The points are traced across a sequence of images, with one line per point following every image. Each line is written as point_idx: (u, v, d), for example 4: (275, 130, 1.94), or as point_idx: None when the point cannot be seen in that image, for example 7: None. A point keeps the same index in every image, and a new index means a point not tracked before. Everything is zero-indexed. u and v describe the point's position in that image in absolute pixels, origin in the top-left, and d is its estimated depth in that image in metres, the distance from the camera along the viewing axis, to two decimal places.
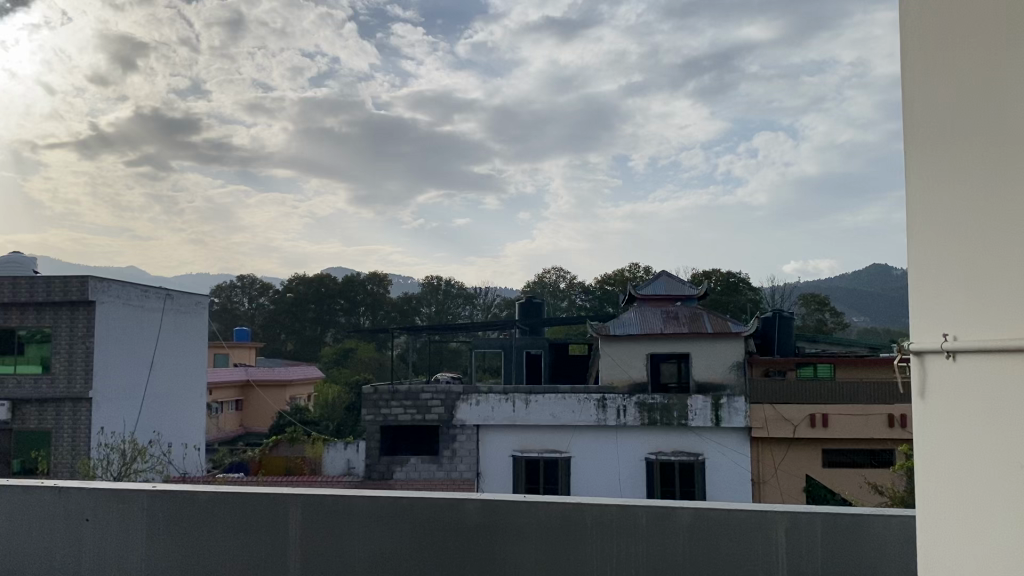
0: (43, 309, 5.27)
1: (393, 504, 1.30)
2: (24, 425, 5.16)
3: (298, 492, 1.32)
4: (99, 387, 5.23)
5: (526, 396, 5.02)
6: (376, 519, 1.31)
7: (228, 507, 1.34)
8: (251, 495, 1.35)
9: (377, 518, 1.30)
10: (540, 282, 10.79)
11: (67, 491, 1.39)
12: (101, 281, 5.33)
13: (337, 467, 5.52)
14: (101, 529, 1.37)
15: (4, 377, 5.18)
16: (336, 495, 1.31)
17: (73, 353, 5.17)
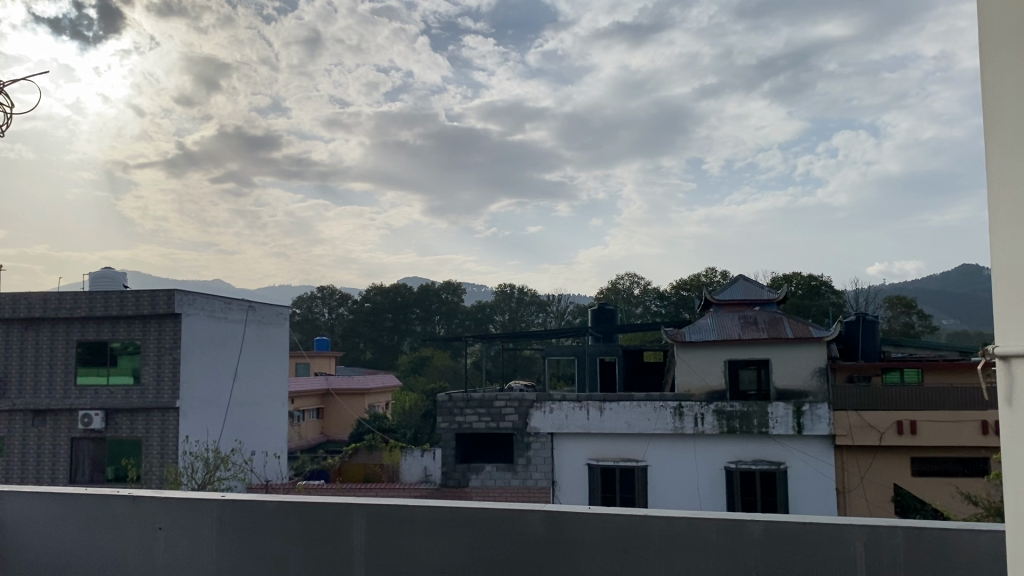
0: (133, 322, 5.48)
1: (458, 513, 1.27)
2: (117, 433, 5.37)
3: (364, 501, 1.31)
4: (185, 397, 5.41)
5: (600, 403, 4.98)
6: (439, 529, 1.28)
7: (293, 514, 1.33)
8: (316, 502, 1.33)
9: (442, 528, 1.27)
10: (615, 288, 10.72)
11: (138, 498, 1.40)
12: (186, 294, 5.52)
13: (414, 474, 5.58)
14: (173, 537, 1.37)
15: (98, 387, 5.43)
16: (401, 503, 1.29)
17: (161, 364, 5.36)
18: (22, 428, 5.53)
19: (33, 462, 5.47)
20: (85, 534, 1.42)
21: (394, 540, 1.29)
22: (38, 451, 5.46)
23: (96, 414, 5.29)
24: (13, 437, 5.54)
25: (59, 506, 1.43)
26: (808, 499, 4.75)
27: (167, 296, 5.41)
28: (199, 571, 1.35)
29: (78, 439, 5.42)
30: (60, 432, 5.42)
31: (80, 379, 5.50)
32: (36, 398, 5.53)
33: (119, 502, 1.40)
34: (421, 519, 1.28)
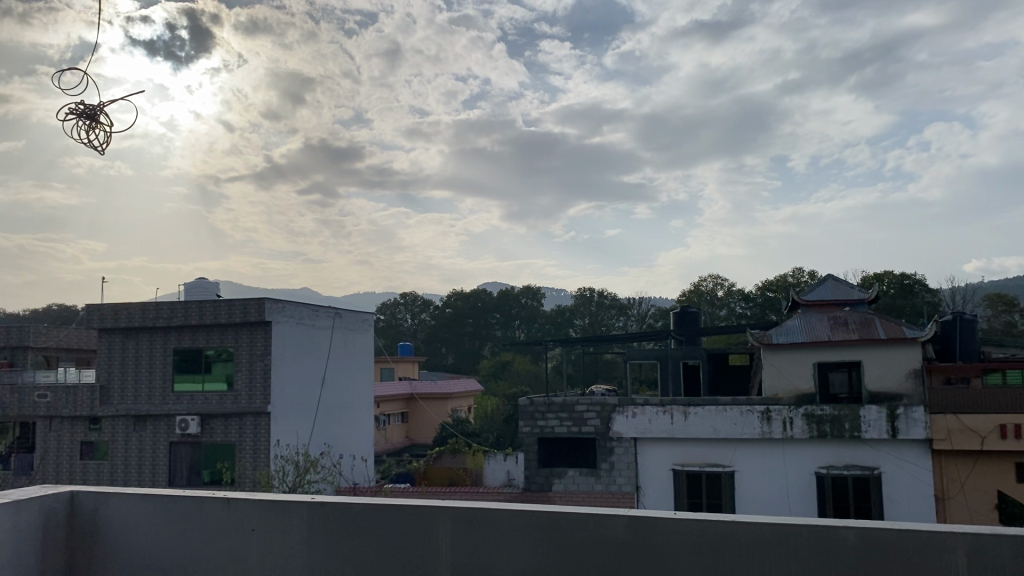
0: (227, 330, 5.68)
1: (540, 517, 1.27)
2: (212, 438, 5.58)
3: (449, 505, 1.32)
4: (276, 402, 5.58)
5: (684, 408, 4.90)
6: (523, 533, 1.28)
7: (380, 516, 1.35)
8: (405, 504, 1.35)
9: (525, 531, 1.28)
10: (698, 291, 10.53)
11: (234, 500, 1.44)
12: (276, 303, 5.70)
13: (497, 478, 5.60)
14: (266, 537, 1.41)
15: (194, 393, 5.66)
16: (485, 507, 1.30)
17: (253, 370, 5.55)
18: (124, 432, 5.76)
19: (134, 465, 5.71)
20: (184, 535, 1.47)
21: (480, 543, 1.30)
22: (139, 455, 5.70)
23: (193, 419, 5.52)
24: (115, 442, 5.78)
25: (160, 508, 1.49)
26: (904, 506, 4.57)
27: (258, 304, 5.60)
28: (293, 570, 1.39)
29: (176, 444, 5.64)
30: (160, 436, 5.63)
31: (177, 386, 5.73)
32: (136, 404, 5.76)
33: (214, 505, 1.46)
34: (505, 522, 1.29)
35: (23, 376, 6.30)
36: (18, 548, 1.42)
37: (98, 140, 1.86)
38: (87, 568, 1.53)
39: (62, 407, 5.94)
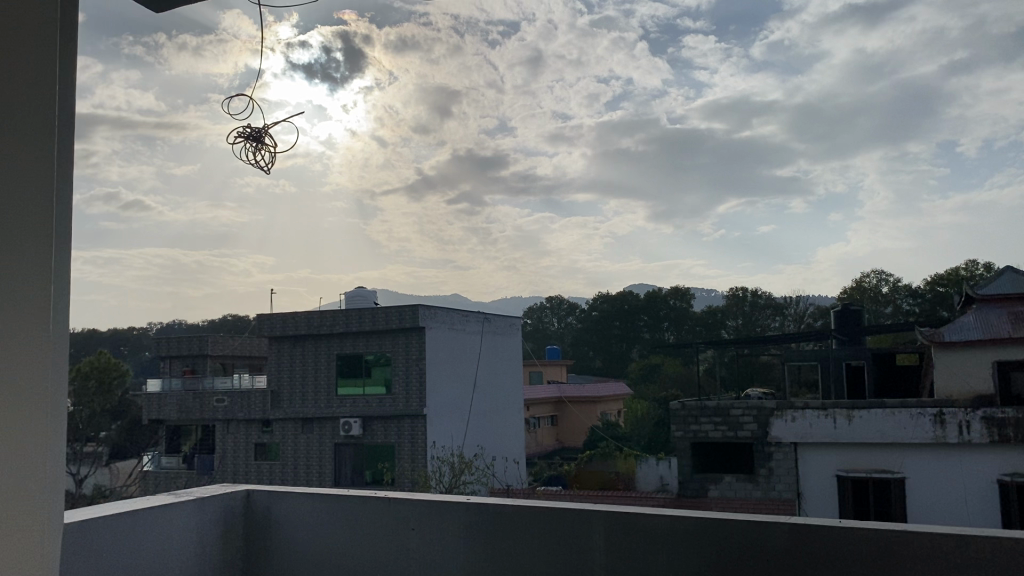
0: (383, 336, 5.92)
1: (693, 522, 1.25)
2: (373, 439, 5.83)
3: (602, 509, 1.32)
4: (431, 405, 5.76)
5: (848, 411, 4.63)
6: (676, 539, 1.26)
7: (533, 518, 1.37)
8: (558, 508, 1.36)
9: (680, 536, 1.25)
10: (859, 287, 9.95)
11: (394, 500, 1.50)
12: (429, 309, 5.92)
13: (651, 482, 5.50)
14: (424, 536, 1.46)
15: (356, 397, 5.92)
16: (638, 512, 1.29)
17: (409, 374, 5.75)
18: (293, 435, 6.12)
19: (302, 465, 6.05)
20: (349, 534, 1.55)
21: (635, 549, 1.28)
22: (307, 456, 6.03)
23: (355, 421, 5.77)
24: (286, 443, 6.15)
25: (326, 505, 1.58)
26: None
27: (411, 311, 5.82)
28: (449, 568, 1.43)
29: (341, 445, 5.92)
30: (325, 438, 5.94)
31: (340, 391, 6.01)
32: (304, 408, 6.11)
33: (376, 504, 1.52)
34: (662, 525, 1.27)
35: (204, 381, 6.83)
36: (200, 539, 1.54)
37: (264, 160, 1.98)
38: (264, 562, 1.63)
39: (236, 409, 6.37)
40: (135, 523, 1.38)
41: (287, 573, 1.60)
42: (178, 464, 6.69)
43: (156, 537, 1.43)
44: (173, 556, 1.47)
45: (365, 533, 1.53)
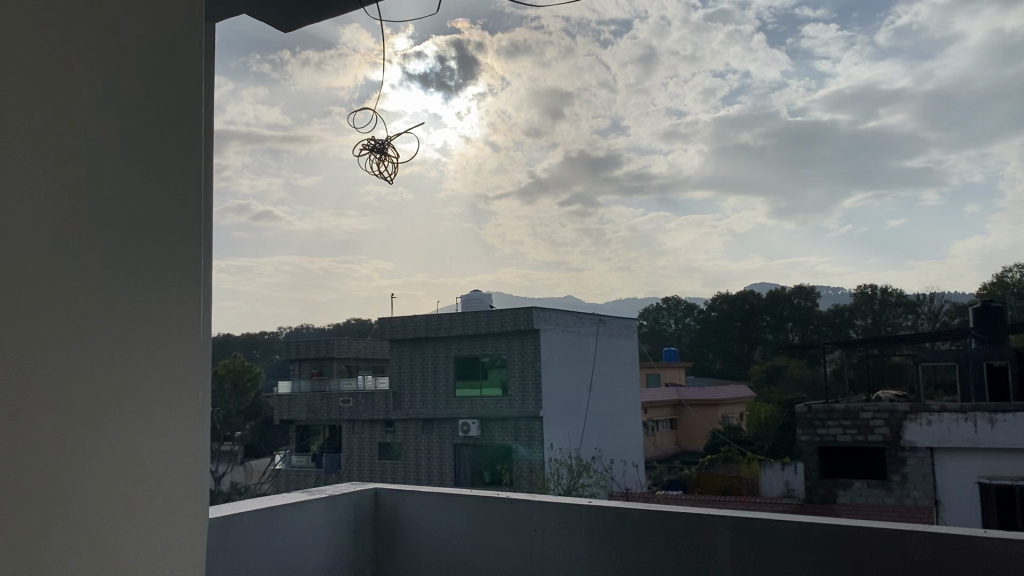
0: (499, 339, 5.99)
1: (823, 530, 1.20)
2: (491, 440, 5.87)
3: (726, 514, 1.28)
4: (547, 407, 5.79)
5: (990, 414, 4.25)
6: (806, 547, 1.21)
7: (656, 521, 1.35)
8: (679, 513, 1.34)
9: (809, 544, 1.20)
10: (1001, 283, 9.34)
11: (515, 501, 1.52)
12: (543, 311, 5.97)
13: (775, 488, 5.30)
14: (547, 538, 1.47)
15: (474, 398, 6.01)
16: (765, 519, 1.25)
17: (525, 376, 5.81)
18: (414, 435, 6.27)
19: (424, 464, 6.19)
20: (474, 534, 1.57)
21: (762, 555, 1.24)
22: (428, 455, 6.16)
23: (473, 422, 5.84)
24: (407, 442, 6.31)
25: (449, 505, 1.61)
26: None
27: (527, 314, 5.86)
28: (574, 570, 1.43)
29: (460, 446, 6.01)
30: (445, 439, 6.05)
31: (459, 391, 6.11)
32: (425, 408, 6.25)
33: (498, 504, 1.54)
34: (784, 537, 1.23)
35: (330, 383, 7.10)
36: (332, 537, 1.61)
37: (387, 171, 2.03)
38: (393, 559, 1.68)
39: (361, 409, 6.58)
40: (273, 522, 1.45)
41: (415, 571, 1.64)
42: (307, 463, 6.94)
43: (291, 533, 1.50)
44: (308, 551, 1.54)
45: (489, 532, 1.55)
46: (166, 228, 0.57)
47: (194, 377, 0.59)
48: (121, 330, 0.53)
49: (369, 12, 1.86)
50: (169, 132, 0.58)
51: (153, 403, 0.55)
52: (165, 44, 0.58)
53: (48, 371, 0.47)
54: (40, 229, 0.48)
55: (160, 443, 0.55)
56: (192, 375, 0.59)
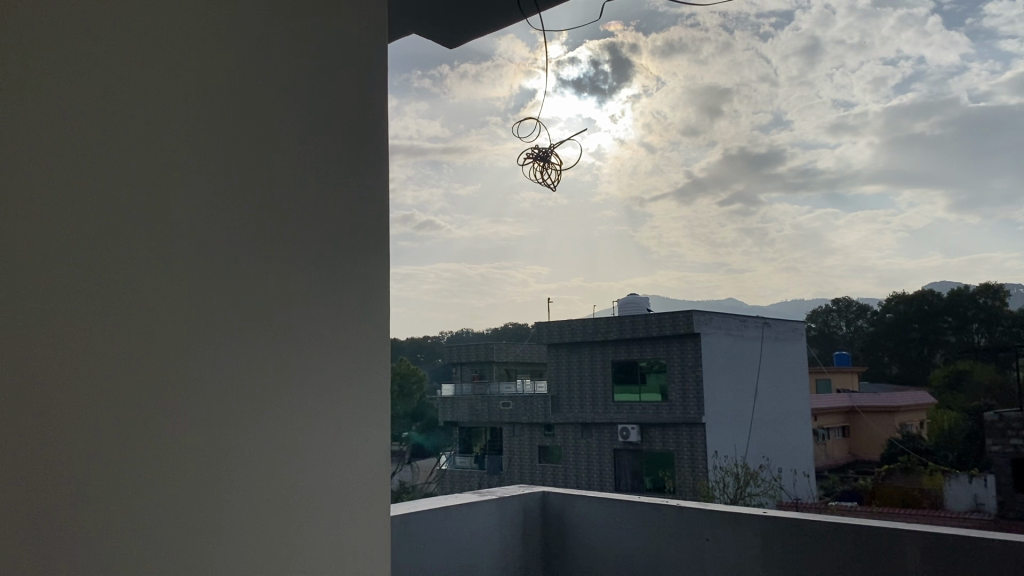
0: (658, 342, 5.92)
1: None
2: (652, 446, 5.77)
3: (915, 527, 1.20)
4: (710, 413, 5.68)
5: None
6: (1003, 567, 1.11)
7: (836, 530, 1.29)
8: (863, 525, 1.26)
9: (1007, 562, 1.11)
10: None
11: (685, 508, 1.49)
12: (704, 315, 5.89)
13: (962, 502, 4.77)
14: (721, 546, 1.43)
15: (633, 403, 5.94)
16: (959, 535, 1.15)
17: (686, 381, 5.71)
18: (574, 438, 6.27)
19: (584, 468, 6.19)
20: (645, 544, 1.55)
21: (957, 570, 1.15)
22: (588, 460, 6.15)
23: (633, 427, 5.77)
24: (567, 446, 6.35)
25: (620, 511, 1.60)
26: None
27: (687, 317, 5.82)
28: (745, 572, 1.39)
29: (620, 451, 5.92)
30: (604, 443, 5.99)
31: (617, 396, 6.05)
32: (582, 412, 6.21)
33: (669, 513, 1.52)
34: (987, 566, 1.13)
35: (491, 387, 7.22)
36: (502, 537, 1.64)
37: (551, 178, 2.13)
38: (563, 562, 1.69)
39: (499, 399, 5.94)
40: (449, 521, 1.50)
41: (586, 572, 1.64)
42: (471, 464, 7.06)
43: (465, 532, 1.54)
44: (480, 547, 1.57)
45: (658, 539, 1.53)
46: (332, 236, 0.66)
47: (354, 373, 0.67)
48: (289, 321, 0.61)
49: (531, 22, 1.89)
50: (356, 179, 0.69)
51: (325, 383, 0.64)
52: (341, 81, 0.69)
53: (248, 337, 0.57)
54: (233, 210, 0.57)
55: (334, 432, 0.65)
56: (357, 375, 0.67)
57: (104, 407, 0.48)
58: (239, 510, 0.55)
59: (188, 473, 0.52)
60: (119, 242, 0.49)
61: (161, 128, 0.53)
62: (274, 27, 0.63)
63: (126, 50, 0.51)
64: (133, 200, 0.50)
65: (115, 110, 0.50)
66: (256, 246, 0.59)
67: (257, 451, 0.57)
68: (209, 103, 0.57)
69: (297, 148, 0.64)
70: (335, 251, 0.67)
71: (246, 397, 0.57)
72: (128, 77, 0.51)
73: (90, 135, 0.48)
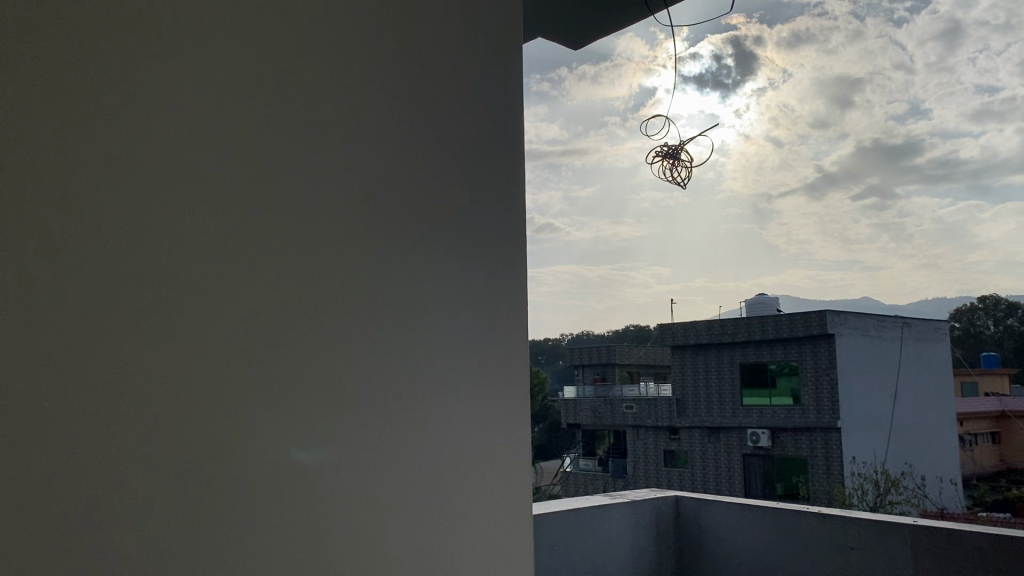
0: (789, 344, 5.74)
1: None
2: (784, 451, 5.62)
3: None
4: (846, 418, 5.47)
5: None
6: None
7: (994, 545, 1.20)
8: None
9: None
10: None
11: (829, 515, 1.44)
12: (837, 314, 5.67)
13: None
14: (869, 556, 1.37)
15: (763, 407, 5.79)
16: None
17: (820, 386, 5.52)
18: (700, 443, 6.14)
19: (711, 474, 6.08)
20: (789, 551, 1.50)
21: None
22: (715, 464, 6.04)
23: (762, 433, 5.64)
24: (693, 449, 6.21)
25: (762, 518, 1.55)
26: None
27: (820, 318, 5.61)
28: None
29: (750, 457, 5.79)
30: (733, 449, 5.86)
31: (746, 400, 5.92)
32: (709, 416, 6.12)
33: (810, 519, 1.46)
34: None
35: (614, 389, 7.14)
36: (636, 549, 1.61)
37: (680, 175, 2.17)
38: (698, 565, 1.66)
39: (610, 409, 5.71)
40: (584, 521, 1.51)
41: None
42: (596, 467, 7.04)
43: (602, 536, 1.54)
44: (616, 551, 1.56)
45: (802, 546, 1.48)
46: (346, 241, 0.71)
47: (366, 372, 0.71)
48: (292, 322, 0.66)
49: (659, 19, 1.91)
50: (367, 187, 0.74)
51: (331, 380, 0.68)
52: (352, 94, 0.73)
53: (245, 337, 0.62)
54: (236, 221, 0.63)
55: (345, 429, 0.69)
56: (368, 374, 0.72)
57: (106, 403, 0.54)
58: (326, 531, 0.66)
59: (190, 466, 0.58)
60: (132, 296, 0.55)
61: (162, 148, 0.58)
62: (282, 61, 0.68)
63: (131, 86, 0.57)
64: (128, 218, 0.56)
65: (128, 177, 0.56)
66: (259, 253, 0.64)
67: (257, 443, 0.62)
68: (210, 121, 0.62)
69: (305, 159, 0.69)
70: (411, 295, 0.77)
71: (247, 397, 0.62)
72: (133, 127, 0.57)
73: (202, 230, 0.60)
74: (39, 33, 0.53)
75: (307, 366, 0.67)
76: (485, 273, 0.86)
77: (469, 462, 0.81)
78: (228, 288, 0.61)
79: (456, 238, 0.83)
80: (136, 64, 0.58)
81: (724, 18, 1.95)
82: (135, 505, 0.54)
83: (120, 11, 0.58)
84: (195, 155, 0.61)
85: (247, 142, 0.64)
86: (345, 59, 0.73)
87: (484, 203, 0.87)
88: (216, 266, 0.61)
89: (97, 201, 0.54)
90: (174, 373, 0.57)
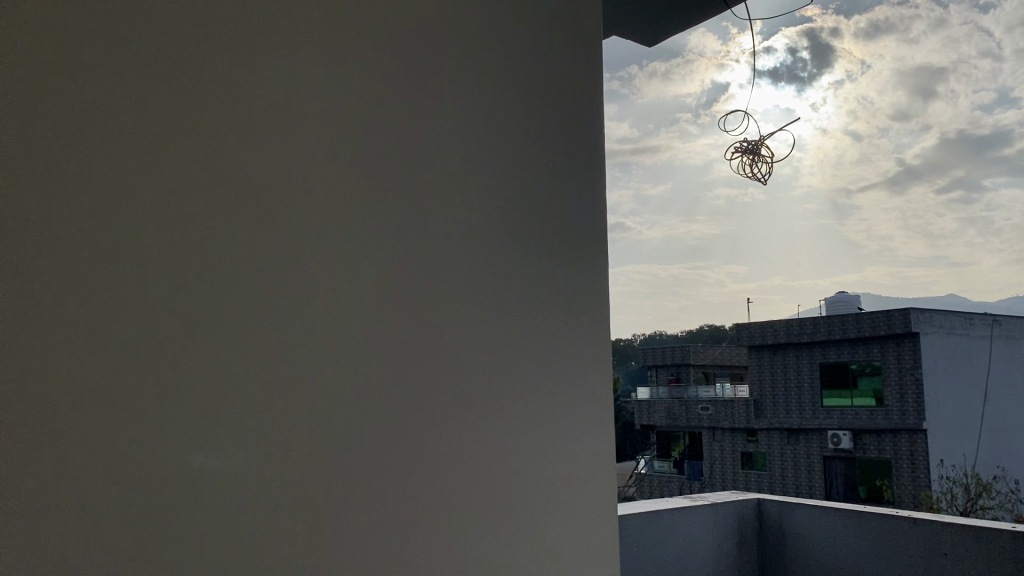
0: (871, 342, 5.65)
1: None
2: (868, 453, 5.48)
3: None
4: (934, 420, 5.20)
5: None
6: None
7: None
8: None
9: None
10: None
11: None
12: (923, 312, 5.45)
13: None
14: None
15: (844, 408, 5.71)
16: None
17: (903, 385, 5.36)
18: (779, 445, 6.13)
19: (791, 475, 6.01)
20: None
21: None
22: (795, 466, 5.97)
23: (844, 435, 5.59)
24: (772, 449, 6.17)
25: None
26: None
27: (903, 316, 5.46)
28: None
29: (830, 459, 5.71)
30: (813, 451, 5.78)
31: (827, 401, 5.88)
32: (788, 417, 6.10)
33: None
34: None
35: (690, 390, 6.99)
36: (715, 538, 2.09)
37: (760, 171, 2.45)
38: None
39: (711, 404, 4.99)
40: (660, 522, 1.94)
41: None
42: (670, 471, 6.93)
43: (679, 533, 1.99)
44: (694, 545, 2.02)
45: None
46: (385, 274, 0.85)
47: (405, 383, 0.85)
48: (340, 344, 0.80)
49: (737, 12, 1.96)
50: (403, 226, 0.88)
51: (374, 391, 0.82)
52: (389, 150, 0.88)
53: (303, 359, 0.76)
54: (294, 262, 0.77)
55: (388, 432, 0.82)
56: (407, 386, 0.85)
57: (194, 414, 0.68)
58: (375, 517, 0.80)
59: (260, 463, 0.72)
60: (211, 329, 0.70)
61: (233, 207, 0.73)
62: (331, 125, 0.82)
63: (210, 158, 0.72)
64: (208, 267, 0.70)
65: (206, 233, 0.71)
66: (313, 289, 0.78)
67: (314, 445, 0.76)
68: (273, 183, 0.76)
69: (349, 207, 0.83)
70: (442, 318, 0.90)
71: (307, 407, 0.76)
72: (211, 192, 0.71)
73: (267, 273, 0.75)
74: (139, 124, 0.67)
75: (370, 363, 0.82)
76: (511, 295, 0.99)
77: (499, 458, 0.94)
78: (314, 338, 0.77)
79: (482, 266, 0.96)
80: (213, 142, 0.72)
81: (800, 11, 2.04)
82: (217, 496, 0.68)
83: (199, 100, 0.72)
84: (260, 211, 0.75)
85: (319, 220, 0.80)
86: (385, 121, 0.88)
87: (510, 233, 1.00)
88: (278, 301, 0.75)
89: (182, 255, 0.69)
90: (246, 387, 0.72)
